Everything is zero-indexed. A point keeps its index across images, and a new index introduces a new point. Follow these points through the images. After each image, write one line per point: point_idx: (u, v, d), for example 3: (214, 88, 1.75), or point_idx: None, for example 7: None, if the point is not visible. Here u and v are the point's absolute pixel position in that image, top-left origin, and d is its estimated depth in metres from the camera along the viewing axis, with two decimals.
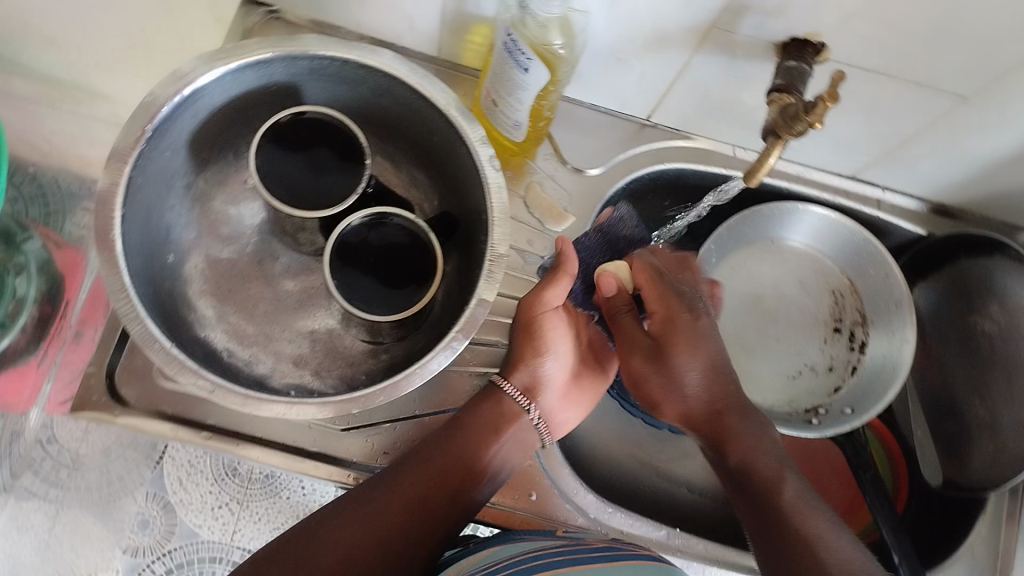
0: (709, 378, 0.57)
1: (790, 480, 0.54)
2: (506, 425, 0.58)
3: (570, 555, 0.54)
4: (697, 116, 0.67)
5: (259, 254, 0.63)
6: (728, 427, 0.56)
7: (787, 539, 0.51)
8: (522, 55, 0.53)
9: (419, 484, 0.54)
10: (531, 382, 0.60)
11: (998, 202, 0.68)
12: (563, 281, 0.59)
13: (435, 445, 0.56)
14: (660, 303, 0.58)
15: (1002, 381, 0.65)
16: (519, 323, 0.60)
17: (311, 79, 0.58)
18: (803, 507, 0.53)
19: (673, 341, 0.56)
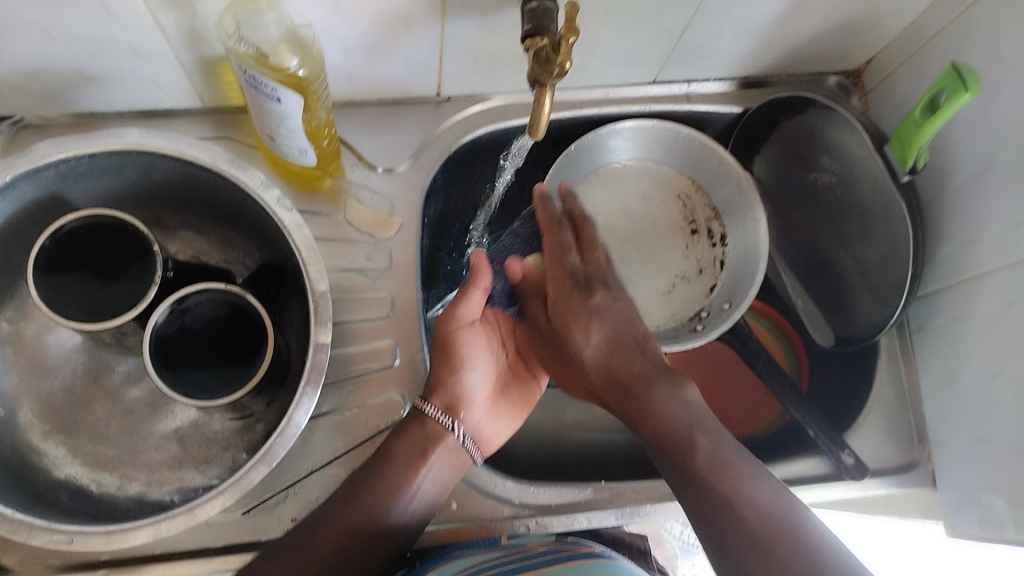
0: (608, 346, 0.58)
1: (702, 440, 0.52)
2: (432, 447, 0.57)
3: (512, 566, 0.53)
4: (481, 77, 0.66)
5: (93, 370, 0.61)
6: (637, 394, 0.56)
7: (705, 500, 0.50)
8: (268, 88, 0.50)
9: (343, 525, 0.52)
10: (455, 399, 0.59)
11: (794, 59, 0.69)
12: (475, 292, 0.61)
13: (364, 480, 0.54)
14: (556, 285, 0.61)
15: (857, 224, 0.65)
16: (437, 343, 0.60)
17: (70, 184, 0.56)
18: (716, 462, 0.51)
19: (570, 318, 0.59)
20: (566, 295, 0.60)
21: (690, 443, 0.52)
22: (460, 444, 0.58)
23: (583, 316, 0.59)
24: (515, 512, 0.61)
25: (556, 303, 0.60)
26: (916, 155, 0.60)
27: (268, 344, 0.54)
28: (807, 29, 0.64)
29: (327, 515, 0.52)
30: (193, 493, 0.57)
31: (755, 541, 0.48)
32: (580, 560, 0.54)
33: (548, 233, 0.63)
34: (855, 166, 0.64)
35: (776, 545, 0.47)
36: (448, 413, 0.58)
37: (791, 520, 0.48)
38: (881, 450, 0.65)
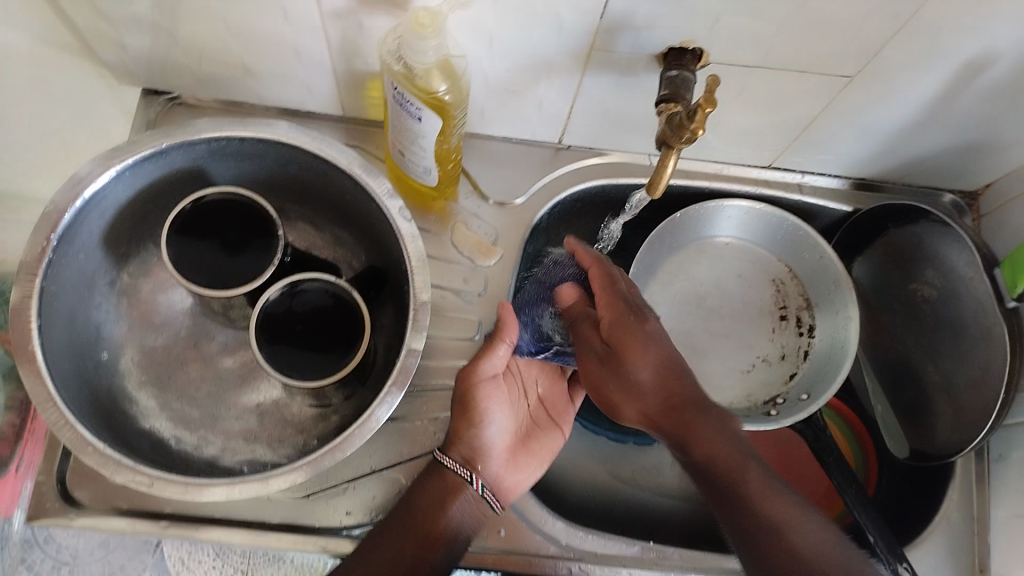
0: (660, 372, 0.52)
1: (756, 468, 0.50)
2: (450, 498, 0.57)
3: None
4: (604, 133, 0.68)
5: (194, 335, 0.66)
6: (684, 420, 0.51)
7: (754, 529, 0.48)
8: (413, 106, 0.54)
9: (375, 571, 0.52)
10: (473, 451, 0.60)
11: (913, 169, 0.70)
12: (503, 347, 0.62)
13: (386, 534, 0.55)
14: (608, 308, 0.55)
15: (952, 342, 0.64)
16: (458, 396, 0.61)
17: (214, 161, 0.60)
18: (769, 493, 0.49)
19: (629, 340, 0.52)
20: (619, 318, 0.54)
21: (743, 467, 0.50)
22: (479, 496, 0.58)
23: (641, 344, 0.52)
24: (561, 552, 0.62)
25: (610, 323, 0.54)
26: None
27: (363, 340, 0.56)
28: (929, 143, 0.65)
29: (354, 564, 0.53)
30: (261, 468, 0.61)
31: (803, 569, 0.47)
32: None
33: (596, 266, 0.58)
34: (959, 284, 0.64)
35: (830, 574, 0.46)
36: (465, 465, 0.59)
37: (843, 552, 0.47)
38: (941, 574, 0.64)
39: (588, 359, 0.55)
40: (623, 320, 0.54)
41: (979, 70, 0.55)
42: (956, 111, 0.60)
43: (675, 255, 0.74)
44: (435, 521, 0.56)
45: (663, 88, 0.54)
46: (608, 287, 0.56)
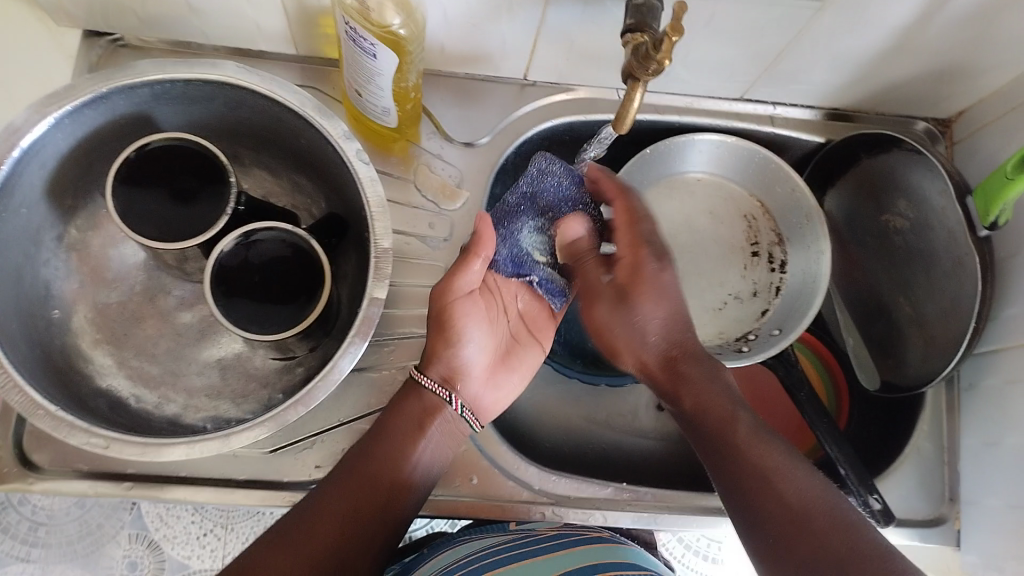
0: (669, 325, 0.57)
1: (744, 418, 0.52)
2: (427, 421, 0.56)
3: (528, 547, 0.56)
4: (570, 67, 0.66)
5: (150, 291, 0.63)
6: (681, 373, 0.55)
7: (743, 477, 0.50)
8: (366, 42, 0.51)
9: (349, 503, 0.51)
10: (451, 371, 0.58)
11: (887, 97, 0.68)
12: (479, 261, 0.58)
13: (361, 462, 0.53)
14: (630, 252, 0.58)
15: (923, 274, 0.64)
16: (433, 313, 0.58)
17: (160, 105, 0.57)
18: (758, 442, 0.51)
19: (642, 287, 0.57)
20: (631, 269, 0.57)
21: (733, 419, 0.52)
22: (458, 415, 0.57)
23: (651, 287, 0.57)
24: (535, 497, 0.62)
25: (630, 270, 0.57)
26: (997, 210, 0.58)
27: (324, 290, 0.55)
28: (903, 71, 0.63)
29: (329, 495, 0.51)
30: (226, 425, 0.59)
31: (790, 521, 0.47)
32: (596, 544, 0.56)
33: (621, 198, 0.60)
34: (931, 215, 0.63)
35: (814, 519, 0.46)
36: (443, 385, 0.57)
37: (828, 501, 0.47)
38: (909, 503, 0.65)
39: (598, 311, 0.58)
40: (637, 266, 0.57)
41: None
42: (932, 35, 0.58)
43: (647, 193, 0.72)
44: (411, 449, 0.54)
45: (629, 17, 0.51)
46: (633, 229, 0.59)
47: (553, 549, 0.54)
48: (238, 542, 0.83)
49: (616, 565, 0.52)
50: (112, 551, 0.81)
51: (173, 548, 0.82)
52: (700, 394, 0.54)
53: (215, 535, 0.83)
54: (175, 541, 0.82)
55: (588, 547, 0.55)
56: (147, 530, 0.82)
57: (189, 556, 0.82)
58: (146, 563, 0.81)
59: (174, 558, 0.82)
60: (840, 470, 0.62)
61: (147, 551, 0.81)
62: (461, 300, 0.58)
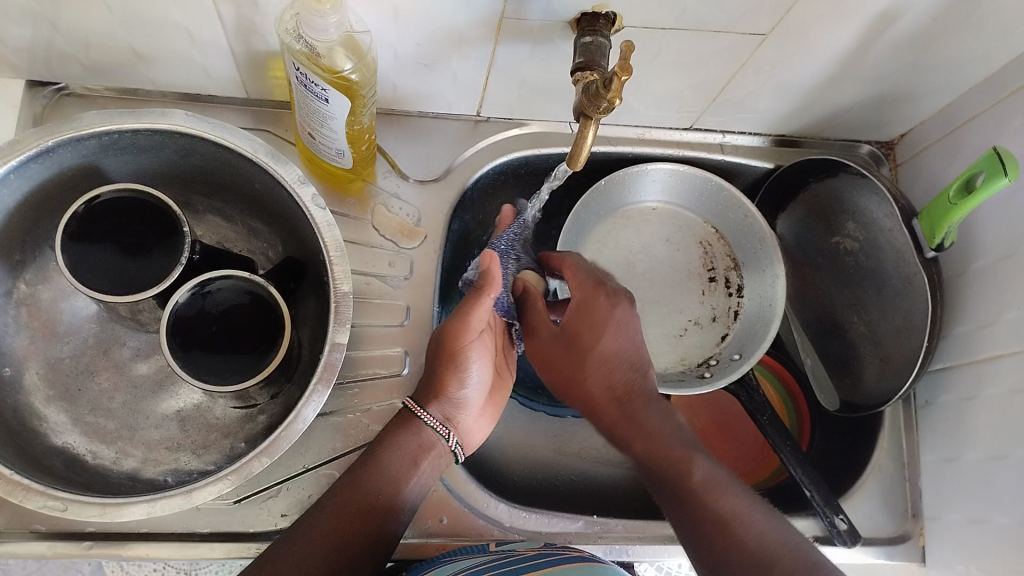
0: (611, 362, 0.57)
1: (699, 461, 0.54)
2: (422, 452, 0.56)
3: (505, 568, 0.54)
4: (523, 103, 0.66)
5: (103, 342, 0.62)
6: (632, 414, 0.57)
7: (705, 522, 0.51)
8: (317, 86, 0.51)
9: (344, 523, 0.51)
10: (449, 408, 0.57)
11: (832, 122, 0.70)
12: (491, 297, 0.56)
13: (356, 485, 0.53)
14: (579, 290, 0.59)
15: (875, 293, 0.66)
16: (441, 345, 0.56)
17: (107, 156, 0.56)
18: (714, 485, 0.53)
19: (584, 324, 0.57)
20: (582, 314, 0.58)
21: (688, 464, 0.54)
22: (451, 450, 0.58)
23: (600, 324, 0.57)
24: (504, 534, 0.62)
25: (575, 307, 0.58)
26: (942, 232, 0.60)
27: (285, 336, 0.54)
28: (845, 97, 0.65)
29: (324, 514, 0.51)
30: (187, 477, 0.58)
31: (752, 563, 0.49)
32: (576, 563, 0.55)
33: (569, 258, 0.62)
34: (879, 236, 0.65)
35: (776, 562, 0.48)
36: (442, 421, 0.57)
37: (787, 544, 0.50)
38: (873, 520, 0.66)
39: (551, 347, 0.59)
40: (585, 306, 0.58)
41: (891, 22, 0.55)
42: (869, 63, 0.60)
43: (604, 224, 0.73)
44: (405, 477, 0.54)
45: (578, 55, 0.52)
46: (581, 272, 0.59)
47: (537, 568, 0.53)
48: None
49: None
50: None
51: None
52: (653, 438, 0.56)
53: None
54: None
55: (572, 566, 0.54)
56: None
57: None
58: None
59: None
60: (806, 491, 0.63)
61: None
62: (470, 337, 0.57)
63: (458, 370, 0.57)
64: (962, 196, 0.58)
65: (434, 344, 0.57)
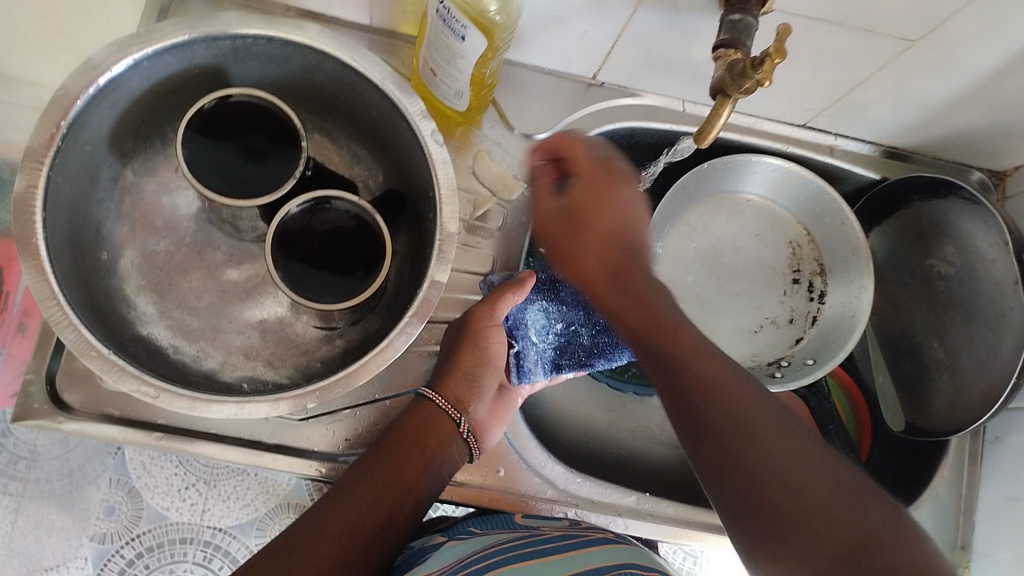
0: (602, 246, 0.56)
1: (689, 330, 0.50)
2: (432, 442, 0.55)
3: (538, 546, 0.55)
4: (642, 73, 0.66)
5: (199, 244, 0.62)
6: (623, 286, 0.54)
7: (731, 447, 0.45)
8: (457, 23, 0.51)
9: (356, 512, 0.50)
10: (463, 393, 0.57)
11: (948, 142, 0.69)
12: (517, 297, 0.58)
13: (363, 477, 0.52)
14: (591, 170, 0.58)
15: (963, 322, 0.65)
16: (464, 329, 0.58)
17: (236, 60, 0.57)
18: (701, 356, 0.49)
19: (595, 204, 0.57)
20: (597, 186, 0.57)
21: (674, 333, 0.50)
22: (462, 438, 0.57)
23: (601, 205, 0.57)
24: (557, 497, 0.63)
25: (584, 188, 0.57)
26: None
27: (383, 267, 0.54)
28: (970, 120, 0.64)
29: (336, 503, 0.50)
30: (262, 387, 0.59)
31: (729, 427, 0.46)
32: (609, 546, 0.56)
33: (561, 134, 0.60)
34: (978, 264, 0.64)
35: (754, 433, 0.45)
36: (458, 406, 0.57)
37: (770, 414, 0.47)
38: None
39: (593, 183, 0.57)
40: (591, 185, 0.57)
41: None
42: (1011, 88, 0.58)
43: (697, 207, 0.72)
44: (414, 471, 0.53)
45: (723, 32, 0.51)
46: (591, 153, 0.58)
47: (576, 547, 0.55)
48: (218, 500, 0.76)
49: (640, 566, 0.52)
50: (91, 492, 0.75)
51: (152, 497, 0.75)
52: (687, 351, 0.49)
53: (196, 489, 0.76)
54: (155, 489, 0.75)
55: (608, 548, 0.55)
56: (129, 476, 0.76)
57: (168, 507, 0.75)
58: (124, 509, 0.75)
59: (152, 507, 0.75)
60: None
61: (126, 497, 0.75)
62: (490, 331, 0.58)
63: (477, 358, 0.57)
64: None
65: (458, 331, 0.58)
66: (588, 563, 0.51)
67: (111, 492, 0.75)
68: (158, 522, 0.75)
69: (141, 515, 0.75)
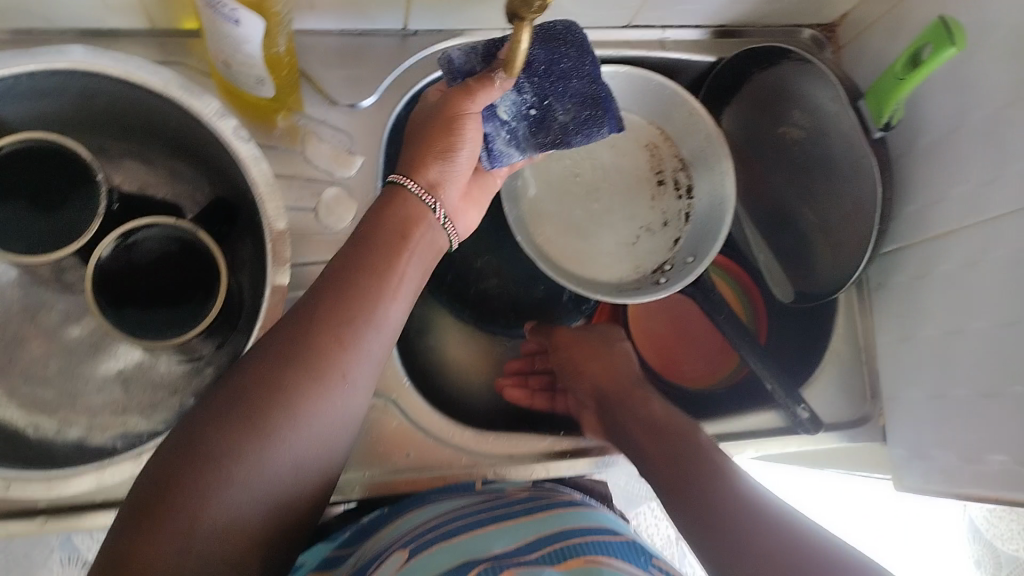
0: (601, 367, 0.65)
1: (677, 422, 0.59)
2: (408, 230, 0.51)
3: (491, 512, 0.54)
4: (452, 11, 0.63)
5: (30, 308, 0.57)
6: (621, 406, 0.62)
7: (620, 404, 0.62)
8: (225, 8, 0.46)
9: (310, 372, 0.44)
10: (433, 179, 0.54)
11: (772, 8, 0.68)
12: (501, 87, 0.52)
13: (344, 288, 0.47)
14: (587, 361, 0.66)
15: (823, 181, 0.65)
16: (440, 119, 0.52)
17: (3, 104, 0.50)
18: (664, 420, 0.59)
19: (579, 361, 0.66)
20: (589, 350, 0.67)
21: (644, 409, 0.61)
22: (439, 225, 0.54)
23: (596, 354, 0.66)
24: (473, 461, 0.62)
25: (571, 356, 0.66)
26: (891, 112, 0.60)
27: (222, 283, 0.51)
28: None
29: (314, 322, 0.46)
30: (138, 440, 0.55)
31: (667, 460, 0.56)
32: (562, 509, 0.54)
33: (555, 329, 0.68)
34: (827, 121, 0.64)
35: (697, 470, 0.54)
36: (429, 191, 0.54)
37: (693, 449, 0.56)
38: (836, 403, 0.69)
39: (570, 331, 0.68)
40: (579, 351, 0.67)
41: None
42: None
43: None
44: (379, 297, 0.48)
45: None
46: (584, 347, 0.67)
47: (519, 514, 0.53)
48: None
49: (590, 529, 0.51)
50: None
51: None
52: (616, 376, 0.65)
53: None
54: None
55: (556, 511, 0.54)
56: (80, 550, 0.82)
57: None
58: None
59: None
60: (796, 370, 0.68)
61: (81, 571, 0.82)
62: (464, 123, 0.53)
63: (457, 149, 0.54)
64: (907, 71, 0.57)
65: (432, 120, 0.53)
66: (532, 536, 0.50)
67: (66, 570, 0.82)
68: None
69: None
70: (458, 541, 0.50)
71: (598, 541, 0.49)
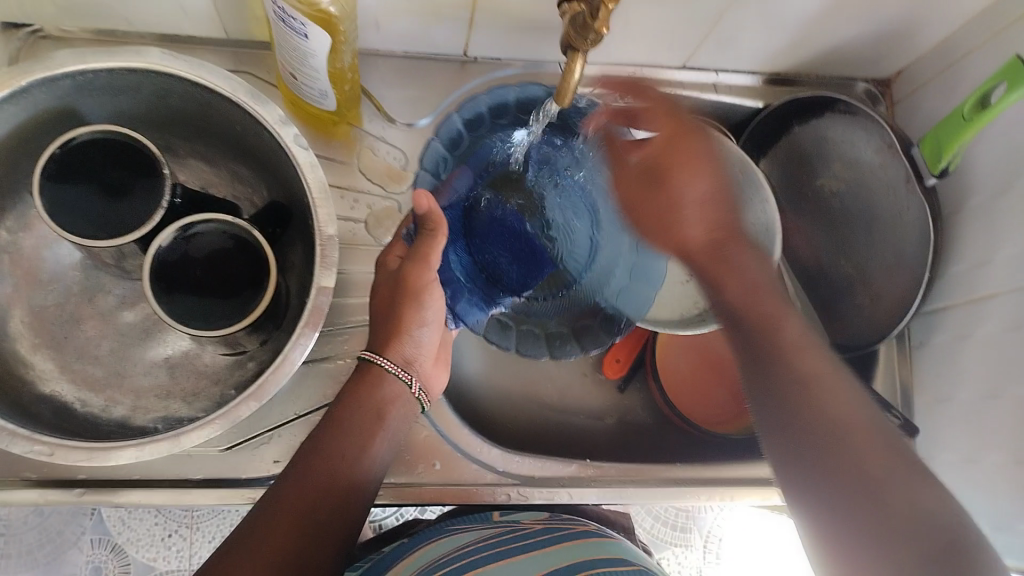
0: (711, 204, 0.53)
1: (791, 318, 0.51)
2: (388, 406, 0.53)
3: (514, 544, 0.54)
4: (510, 41, 0.65)
5: (89, 290, 0.61)
6: (729, 255, 0.53)
7: (708, 265, 0.53)
8: (295, 22, 0.49)
9: (305, 518, 0.46)
10: (409, 353, 0.55)
11: (827, 58, 0.69)
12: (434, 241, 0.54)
13: (332, 446, 0.49)
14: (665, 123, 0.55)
15: (863, 232, 0.67)
16: (399, 287, 0.54)
17: (84, 98, 0.54)
18: (803, 344, 0.49)
19: (678, 161, 0.54)
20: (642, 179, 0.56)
21: (778, 321, 0.50)
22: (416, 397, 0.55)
23: (690, 157, 0.54)
24: (498, 478, 0.62)
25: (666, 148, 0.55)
26: (946, 156, 0.62)
27: (270, 280, 0.54)
28: (840, 33, 0.64)
29: (315, 467, 0.48)
30: (177, 423, 0.58)
31: (824, 434, 0.45)
32: (586, 538, 0.56)
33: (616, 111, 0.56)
34: (867, 174, 0.66)
35: (847, 441, 0.44)
36: (404, 366, 0.54)
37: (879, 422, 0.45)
38: None
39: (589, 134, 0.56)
40: (676, 138, 0.54)
41: None
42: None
43: None
44: (362, 452, 0.50)
45: None
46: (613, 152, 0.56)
47: (546, 543, 0.55)
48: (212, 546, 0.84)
49: (608, 561, 0.52)
50: (75, 556, 0.84)
51: (137, 551, 0.85)
52: (827, 393, 0.46)
53: (180, 535, 0.86)
54: (138, 543, 0.85)
55: (578, 542, 0.55)
56: (111, 534, 0.85)
57: (155, 558, 0.85)
58: (110, 566, 0.84)
59: (139, 560, 0.85)
60: None
61: (111, 555, 0.84)
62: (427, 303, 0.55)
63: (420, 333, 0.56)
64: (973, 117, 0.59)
65: (391, 291, 0.55)
66: (554, 566, 0.50)
67: (95, 551, 0.84)
68: (146, 573, 0.85)
69: (129, 570, 0.84)
70: (485, 568, 0.50)
71: (613, 572, 0.49)
